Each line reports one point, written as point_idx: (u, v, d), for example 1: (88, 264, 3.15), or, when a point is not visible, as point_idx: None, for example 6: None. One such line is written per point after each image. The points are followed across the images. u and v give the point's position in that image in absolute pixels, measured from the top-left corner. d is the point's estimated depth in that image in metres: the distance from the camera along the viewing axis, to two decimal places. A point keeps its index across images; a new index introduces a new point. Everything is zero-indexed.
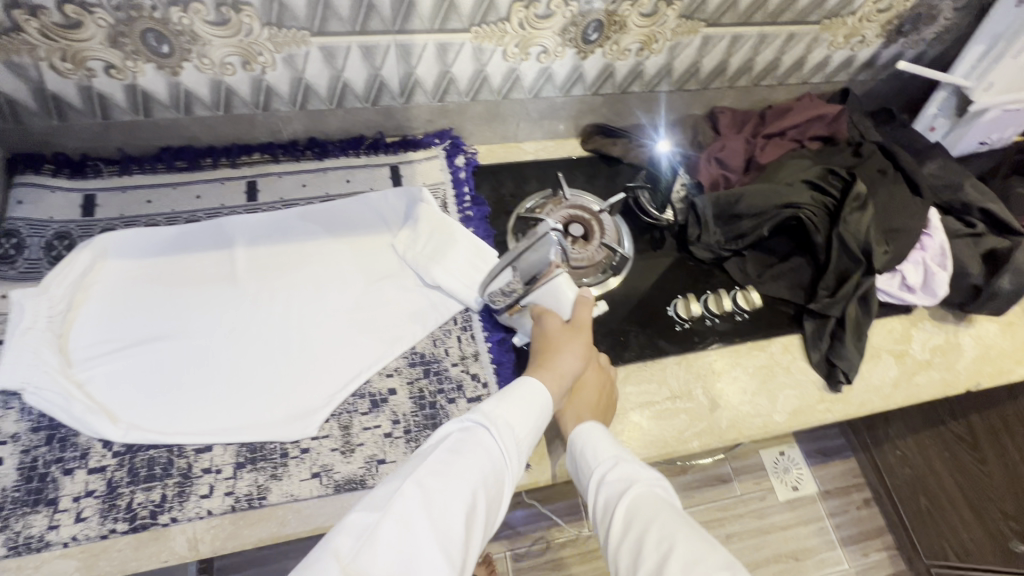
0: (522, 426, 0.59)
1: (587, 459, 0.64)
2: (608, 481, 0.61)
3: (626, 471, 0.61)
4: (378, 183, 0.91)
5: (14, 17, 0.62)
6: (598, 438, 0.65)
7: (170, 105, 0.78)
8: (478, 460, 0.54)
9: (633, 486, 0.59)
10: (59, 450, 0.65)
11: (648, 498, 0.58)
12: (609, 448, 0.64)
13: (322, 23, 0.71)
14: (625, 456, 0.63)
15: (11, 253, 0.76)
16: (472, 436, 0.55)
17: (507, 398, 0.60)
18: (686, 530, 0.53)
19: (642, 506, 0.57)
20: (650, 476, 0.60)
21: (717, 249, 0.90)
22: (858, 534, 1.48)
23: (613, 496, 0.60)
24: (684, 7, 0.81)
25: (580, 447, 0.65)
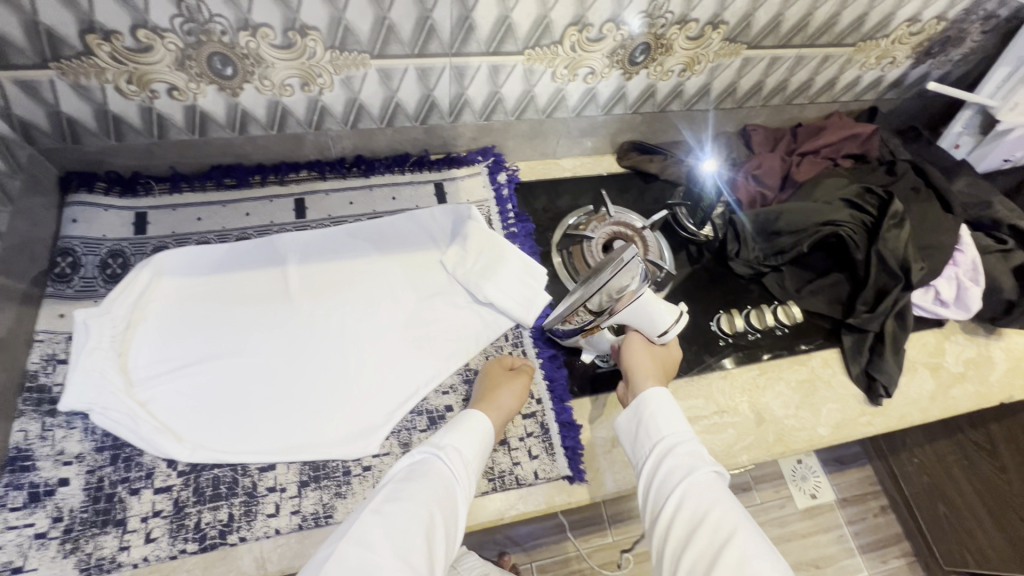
0: (468, 449, 0.63)
1: (658, 425, 0.66)
2: (670, 456, 0.63)
3: (689, 450, 0.63)
4: (423, 200, 0.92)
5: (87, 42, 0.63)
6: (672, 413, 0.67)
7: (225, 125, 0.79)
8: (433, 485, 0.58)
9: (697, 468, 0.61)
10: (124, 470, 0.65)
11: (711, 481, 0.60)
12: (680, 423, 0.66)
13: (382, 46, 0.72)
14: (692, 437, 0.65)
15: (67, 272, 0.76)
16: (425, 465, 0.60)
17: (453, 427, 0.65)
18: (745, 524, 0.55)
19: (703, 489, 0.58)
20: (711, 463, 0.62)
21: (756, 265, 0.92)
22: (876, 541, 1.50)
23: (675, 472, 0.61)
24: (729, 30, 0.83)
25: (650, 413, 0.67)
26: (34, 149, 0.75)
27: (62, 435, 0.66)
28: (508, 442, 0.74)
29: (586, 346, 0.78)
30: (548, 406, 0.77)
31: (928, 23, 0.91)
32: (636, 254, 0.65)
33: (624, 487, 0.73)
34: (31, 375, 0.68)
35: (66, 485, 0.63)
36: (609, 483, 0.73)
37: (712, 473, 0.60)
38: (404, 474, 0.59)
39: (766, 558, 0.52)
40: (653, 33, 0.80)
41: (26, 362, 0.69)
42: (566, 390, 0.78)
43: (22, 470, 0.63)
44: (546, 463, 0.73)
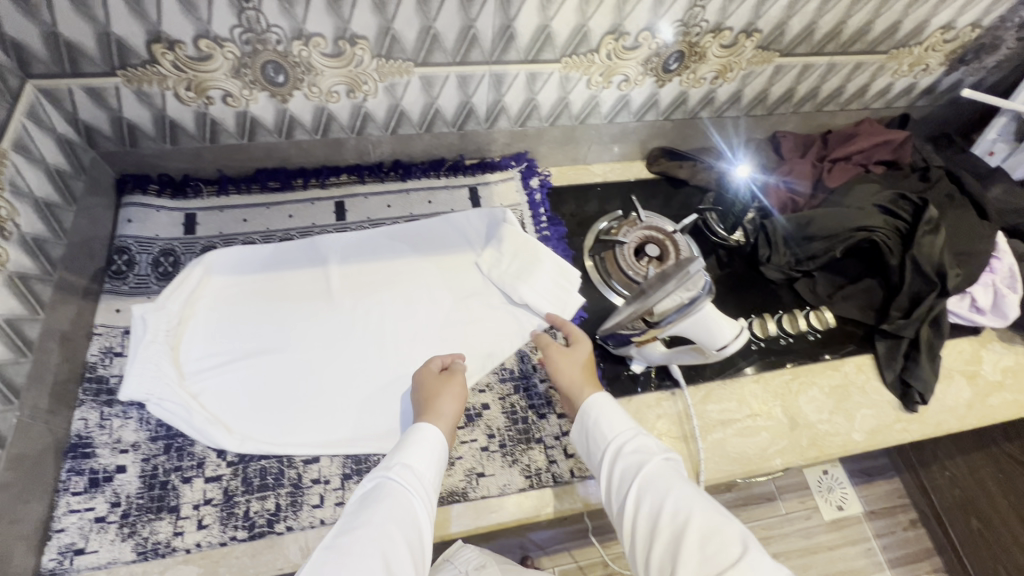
0: (423, 465, 0.62)
1: (603, 431, 0.66)
2: (622, 454, 0.63)
3: (639, 444, 0.64)
4: (458, 204, 0.94)
5: (153, 51, 0.66)
6: (616, 413, 0.68)
7: (273, 130, 0.82)
8: (389, 510, 0.56)
9: (649, 460, 0.62)
10: (177, 459, 0.68)
11: (664, 469, 0.61)
12: (626, 423, 0.67)
13: (427, 55, 0.74)
14: (639, 431, 0.66)
15: (123, 269, 0.79)
16: (381, 491, 0.58)
17: (406, 446, 0.63)
18: (701, 501, 0.57)
19: (656, 480, 0.59)
20: (661, 450, 0.63)
21: (788, 270, 0.92)
22: (906, 556, 1.47)
23: (629, 470, 0.62)
24: (762, 38, 0.84)
25: (596, 419, 0.67)
26: (96, 153, 0.79)
27: (119, 424, 0.69)
28: (544, 440, 0.75)
29: (636, 357, 0.80)
30: None
31: (962, 31, 0.91)
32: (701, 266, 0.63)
33: None
34: (90, 367, 0.72)
35: (123, 472, 0.66)
36: None
37: (662, 460, 0.61)
38: (360, 505, 0.57)
39: (726, 526, 0.54)
40: (687, 42, 0.82)
41: (86, 354, 0.72)
42: None
43: (82, 457, 0.66)
44: (581, 462, 0.74)
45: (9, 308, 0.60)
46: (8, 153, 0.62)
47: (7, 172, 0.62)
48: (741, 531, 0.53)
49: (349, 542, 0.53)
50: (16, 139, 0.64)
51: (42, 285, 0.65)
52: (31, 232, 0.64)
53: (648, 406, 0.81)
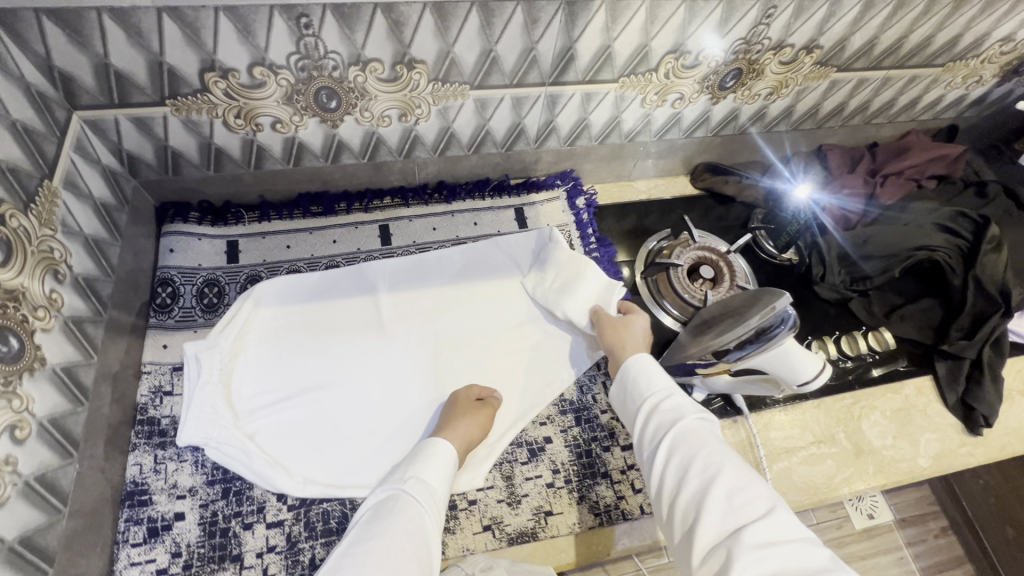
0: (436, 478, 0.64)
1: (641, 387, 0.63)
2: (656, 412, 0.60)
3: (675, 403, 0.60)
4: (504, 226, 0.92)
5: (205, 80, 0.63)
6: (658, 373, 0.64)
7: (319, 155, 0.79)
8: (400, 518, 0.58)
9: (683, 417, 0.58)
10: (236, 504, 0.66)
11: (697, 428, 0.57)
12: (666, 382, 0.63)
13: (484, 77, 0.71)
14: (676, 390, 0.62)
15: (167, 302, 0.76)
16: (394, 501, 0.60)
17: (419, 460, 0.65)
18: (733, 461, 0.53)
19: (689, 436, 0.55)
20: (697, 409, 0.59)
21: (843, 289, 0.90)
22: (937, 563, 1.45)
23: (661, 425, 0.58)
24: (822, 54, 0.81)
25: (638, 376, 0.64)
26: (137, 182, 0.76)
27: (174, 468, 0.67)
28: (610, 475, 0.73)
29: (698, 384, 0.79)
30: None
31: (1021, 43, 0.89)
32: (785, 302, 0.60)
33: None
34: (141, 408, 0.69)
35: (182, 520, 0.64)
36: None
37: (696, 417, 0.57)
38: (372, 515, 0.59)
39: (756, 485, 0.50)
40: (747, 59, 0.79)
41: (136, 394, 0.70)
42: None
43: (139, 505, 0.64)
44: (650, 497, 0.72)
45: (65, 355, 0.57)
46: (58, 191, 0.59)
47: (59, 212, 0.58)
48: (771, 493, 0.50)
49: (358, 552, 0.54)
50: (66, 175, 0.61)
51: (94, 327, 0.62)
52: (81, 272, 0.61)
53: None
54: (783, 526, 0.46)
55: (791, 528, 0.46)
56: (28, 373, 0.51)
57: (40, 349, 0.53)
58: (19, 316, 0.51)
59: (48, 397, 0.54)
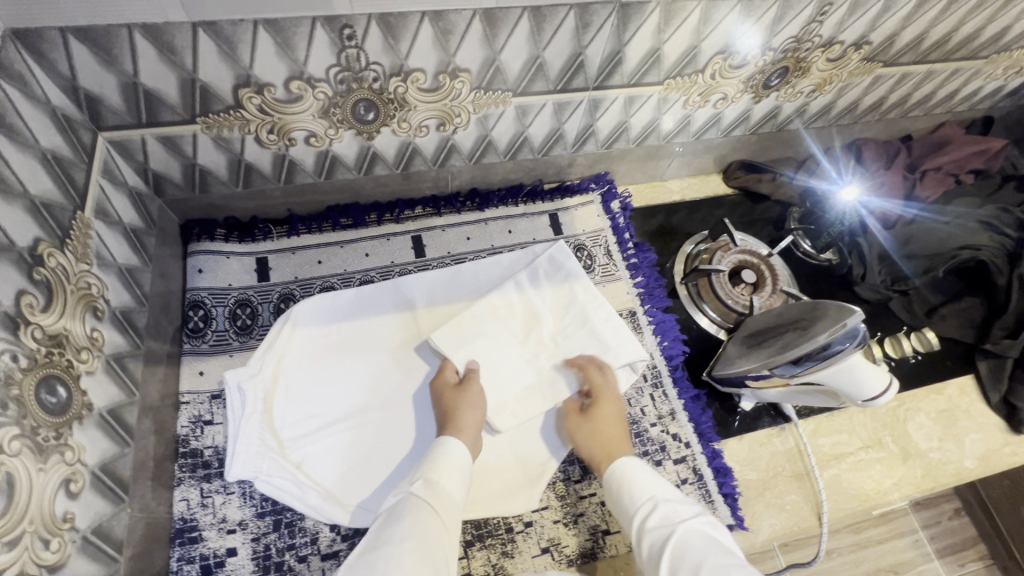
0: (449, 481, 0.58)
1: (630, 499, 0.59)
2: (649, 527, 0.56)
3: (667, 513, 0.56)
4: (539, 233, 0.89)
5: (239, 95, 0.59)
6: (647, 476, 0.61)
7: (352, 167, 0.75)
8: (410, 524, 0.52)
9: (678, 526, 0.54)
10: (289, 537, 0.64)
11: (695, 537, 0.52)
12: (655, 486, 0.59)
13: (528, 84, 0.68)
14: (665, 498, 0.58)
15: (200, 326, 0.73)
16: (403, 506, 0.54)
17: (428, 461, 0.60)
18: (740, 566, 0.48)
19: (687, 548, 0.51)
20: (692, 514, 0.55)
21: (883, 290, 0.89)
22: (953, 545, 1.31)
23: (657, 543, 0.54)
24: (871, 50, 0.78)
25: (623, 485, 0.61)
26: (162, 201, 0.72)
27: (221, 502, 0.64)
28: None
29: (747, 395, 0.77)
30: (698, 450, 0.76)
31: None
32: (856, 318, 0.57)
33: (780, 534, 0.73)
34: (183, 441, 0.66)
35: (235, 555, 0.62)
36: (766, 531, 0.73)
37: (693, 523, 0.53)
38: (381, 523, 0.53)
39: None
40: (795, 57, 0.76)
41: (176, 426, 0.67)
42: (714, 433, 0.77)
43: (190, 542, 0.62)
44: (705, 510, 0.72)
45: (109, 396, 0.54)
46: (91, 222, 0.55)
47: (93, 245, 0.55)
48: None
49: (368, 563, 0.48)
50: (96, 203, 0.57)
51: (135, 362, 0.59)
52: (119, 305, 0.58)
53: (760, 444, 0.79)
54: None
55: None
56: (78, 421, 0.48)
57: (87, 393, 0.50)
58: (65, 361, 0.48)
59: (98, 444, 0.51)
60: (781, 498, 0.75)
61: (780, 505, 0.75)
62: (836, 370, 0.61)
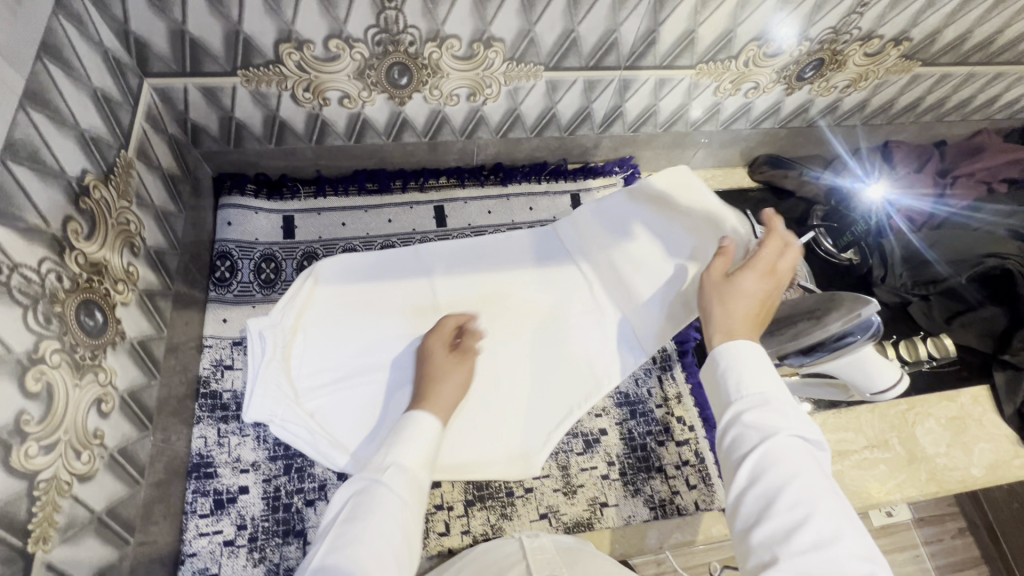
0: (421, 459, 0.53)
1: (733, 386, 0.48)
2: (744, 422, 0.46)
3: (766, 416, 0.45)
4: (560, 212, 0.90)
5: (280, 51, 0.61)
6: (761, 368, 0.48)
7: (382, 132, 0.77)
8: (366, 518, 0.47)
9: (778, 438, 0.43)
10: (298, 481, 0.67)
11: (792, 451, 0.43)
12: (762, 382, 0.48)
13: (560, 59, 0.69)
14: (767, 398, 0.46)
15: (226, 276, 0.76)
16: (371, 495, 0.49)
17: (398, 434, 0.55)
18: (832, 498, 0.41)
19: (781, 464, 0.42)
20: (800, 426, 0.45)
21: (903, 293, 0.88)
22: (953, 563, 1.26)
23: (748, 442, 0.44)
24: (911, 47, 0.77)
25: (728, 370, 0.49)
26: (198, 152, 0.75)
27: (237, 442, 0.67)
28: (665, 470, 0.74)
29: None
30: (701, 434, 0.77)
31: None
32: (870, 307, 0.57)
33: None
34: (204, 381, 0.69)
35: (246, 493, 0.65)
36: None
37: (793, 436, 0.44)
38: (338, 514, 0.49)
39: (852, 546, 0.39)
40: (831, 50, 0.76)
41: (198, 367, 0.70)
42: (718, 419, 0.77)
43: (205, 477, 0.65)
44: (705, 493, 0.73)
45: (140, 329, 0.57)
46: (133, 162, 0.58)
47: (133, 184, 0.58)
48: (871, 555, 0.39)
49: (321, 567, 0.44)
50: (139, 144, 0.59)
51: (165, 300, 0.62)
52: (153, 245, 0.61)
53: None
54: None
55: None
56: (112, 347, 0.51)
57: (121, 323, 0.53)
58: (103, 290, 0.50)
59: (128, 371, 0.54)
60: None
61: None
62: (848, 360, 0.62)
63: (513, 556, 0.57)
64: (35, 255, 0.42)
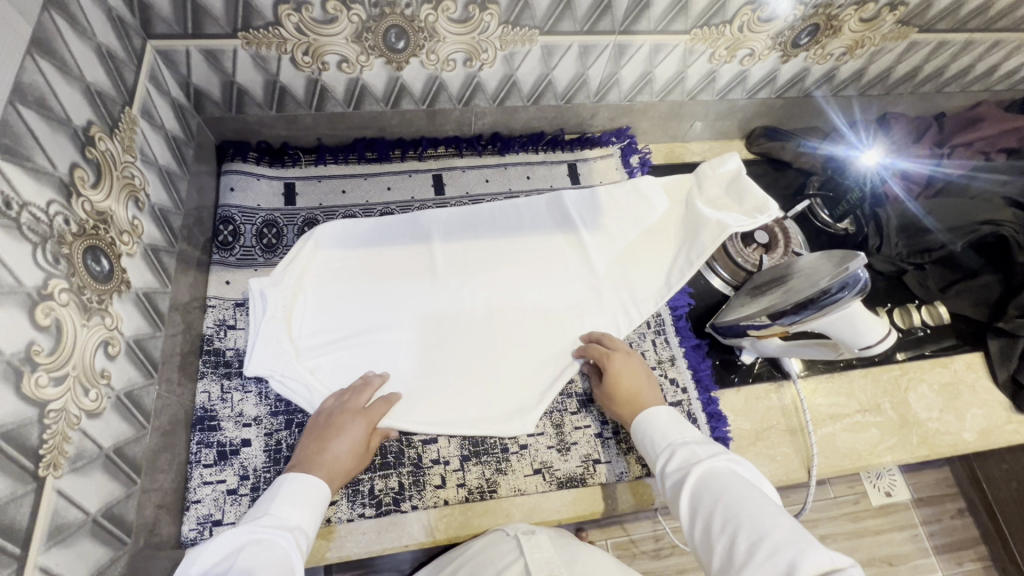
0: (308, 520, 0.56)
1: (657, 439, 0.62)
2: (669, 471, 0.59)
3: (685, 455, 0.59)
4: (557, 181, 0.91)
5: (279, 12, 0.62)
6: (675, 421, 0.64)
7: (380, 99, 0.78)
8: (269, 563, 0.49)
9: (694, 467, 0.56)
10: (299, 435, 0.69)
11: (717, 473, 0.55)
12: (680, 431, 0.62)
13: (555, 22, 0.70)
14: (685, 441, 0.60)
15: (229, 240, 0.78)
16: (267, 546, 0.50)
17: (284, 496, 0.57)
18: (759, 502, 0.51)
19: (708, 484, 0.54)
20: (710, 454, 0.58)
21: (898, 262, 0.88)
22: (951, 543, 1.26)
23: (678, 480, 0.57)
24: (906, 13, 0.77)
25: (648, 430, 0.64)
26: (201, 118, 0.76)
27: (239, 398, 0.69)
28: None
29: (748, 347, 0.78)
30: (694, 396, 0.78)
31: None
32: (859, 262, 0.58)
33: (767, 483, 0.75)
34: (207, 339, 0.71)
35: (248, 446, 0.67)
36: None
37: (718, 460, 0.57)
38: (231, 553, 0.49)
39: (776, 529, 0.47)
40: (826, 15, 0.76)
41: (202, 326, 0.72)
42: (711, 381, 0.79)
43: (209, 429, 0.67)
44: None
45: (144, 281, 0.59)
46: (137, 120, 0.60)
47: (138, 140, 0.59)
48: (797, 530, 0.47)
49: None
50: (143, 104, 0.61)
51: (169, 257, 0.64)
52: (157, 202, 0.63)
53: (757, 398, 0.80)
54: (811, 568, 0.43)
55: (822, 570, 0.44)
56: (118, 294, 0.53)
57: (126, 272, 0.55)
58: (109, 238, 0.52)
59: (133, 319, 0.56)
60: (772, 449, 0.77)
61: (771, 456, 0.76)
62: (841, 313, 0.62)
63: (509, 556, 0.57)
64: (43, 195, 0.44)
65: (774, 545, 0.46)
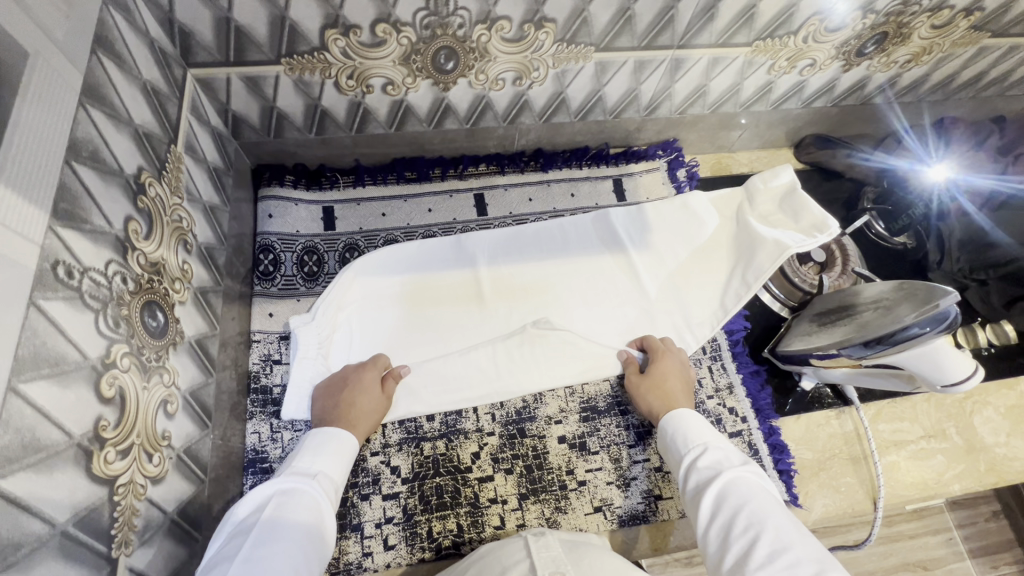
0: (336, 470, 0.57)
1: (688, 436, 0.59)
2: (696, 467, 0.56)
3: (715, 457, 0.55)
4: (603, 198, 0.87)
5: (325, 37, 0.59)
6: (700, 425, 0.60)
7: (424, 119, 0.74)
8: (296, 510, 0.49)
9: (725, 471, 0.53)
10: (353, 476, 0.67)
11: (746, 480, 0.52)
12: (715, 434, 0.59)
13: (612, 39, 0.65)
14: (719, 443, 0.57)
15: (270, 269, 0.75)
16: (293, 492, 0.51)
17: (307, 449, 0.57)
18: (782, 516, 0.48)
19: (735, 488, 0.51)
20: (742, 461, 0.54)
21: (958, 278, 0.85)
22: None
23: (705, 479, 0.54)
24: (982, 18, 0.72)
25: (678, 428, 0.61)
26: (238, 143, 0.73)
27: (290, 438, 0.67)
28: None
29: (809, 374, 0.75)
30: (755, 426, 0.75)
31: None
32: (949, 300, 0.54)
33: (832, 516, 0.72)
34: (254, 377, 0.69)
35: None
36: (817, 510, 0.72)
37: (750, 470, 0.53)
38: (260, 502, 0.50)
39: (800, 546, 0.44)
40: (896, 23, 0.71)
41: (248, 362, 0.70)
42: (771, 410, 0.76)
43: (262, 472, 0.65)
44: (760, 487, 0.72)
45: (196, 326, 0.56)
46: (182, 157, 0.57)
47: (184, 179, 0.56)
48: (822, 553, 0.43)
49: (260, 543, 0.45)
50: (186, 138, 0.58)
51: (216, 297, 0.61)
52: (203, 241, 0.60)
53: (818, 425, 0.77)
54: None
55: None
56: (173, 347, 0.51)
57: (180, 322, 0.53)
58: (163, 289, 0.50)
59: (188, 370, 0.54)
60: (836, 479, 0.74)
61: (834, 485, 0.74)
62: (925, 347, 0.58)
63: (515, 555, 0.52)
64: (101, 257, 0.41)
65: (795, 559, 0.42)
